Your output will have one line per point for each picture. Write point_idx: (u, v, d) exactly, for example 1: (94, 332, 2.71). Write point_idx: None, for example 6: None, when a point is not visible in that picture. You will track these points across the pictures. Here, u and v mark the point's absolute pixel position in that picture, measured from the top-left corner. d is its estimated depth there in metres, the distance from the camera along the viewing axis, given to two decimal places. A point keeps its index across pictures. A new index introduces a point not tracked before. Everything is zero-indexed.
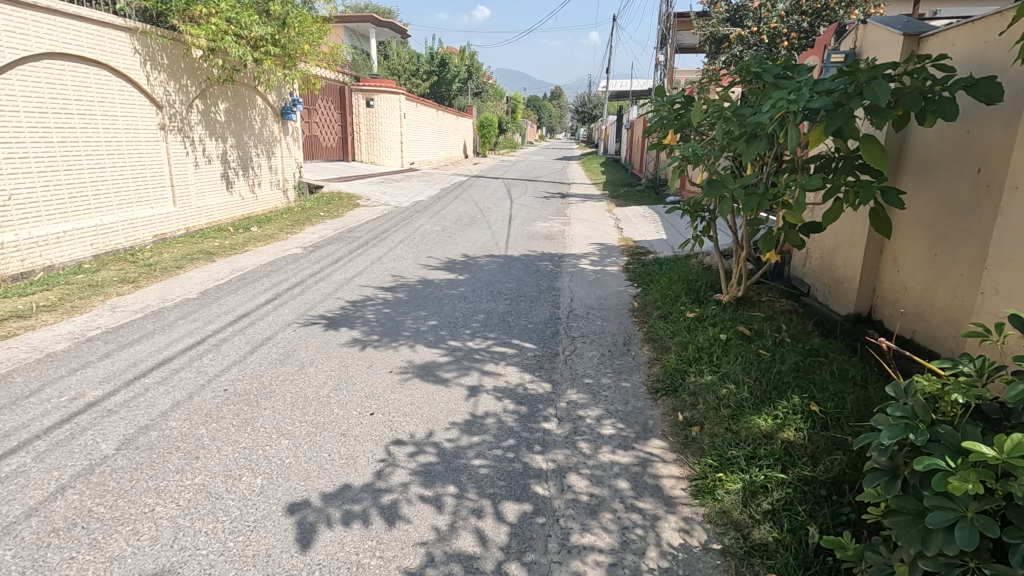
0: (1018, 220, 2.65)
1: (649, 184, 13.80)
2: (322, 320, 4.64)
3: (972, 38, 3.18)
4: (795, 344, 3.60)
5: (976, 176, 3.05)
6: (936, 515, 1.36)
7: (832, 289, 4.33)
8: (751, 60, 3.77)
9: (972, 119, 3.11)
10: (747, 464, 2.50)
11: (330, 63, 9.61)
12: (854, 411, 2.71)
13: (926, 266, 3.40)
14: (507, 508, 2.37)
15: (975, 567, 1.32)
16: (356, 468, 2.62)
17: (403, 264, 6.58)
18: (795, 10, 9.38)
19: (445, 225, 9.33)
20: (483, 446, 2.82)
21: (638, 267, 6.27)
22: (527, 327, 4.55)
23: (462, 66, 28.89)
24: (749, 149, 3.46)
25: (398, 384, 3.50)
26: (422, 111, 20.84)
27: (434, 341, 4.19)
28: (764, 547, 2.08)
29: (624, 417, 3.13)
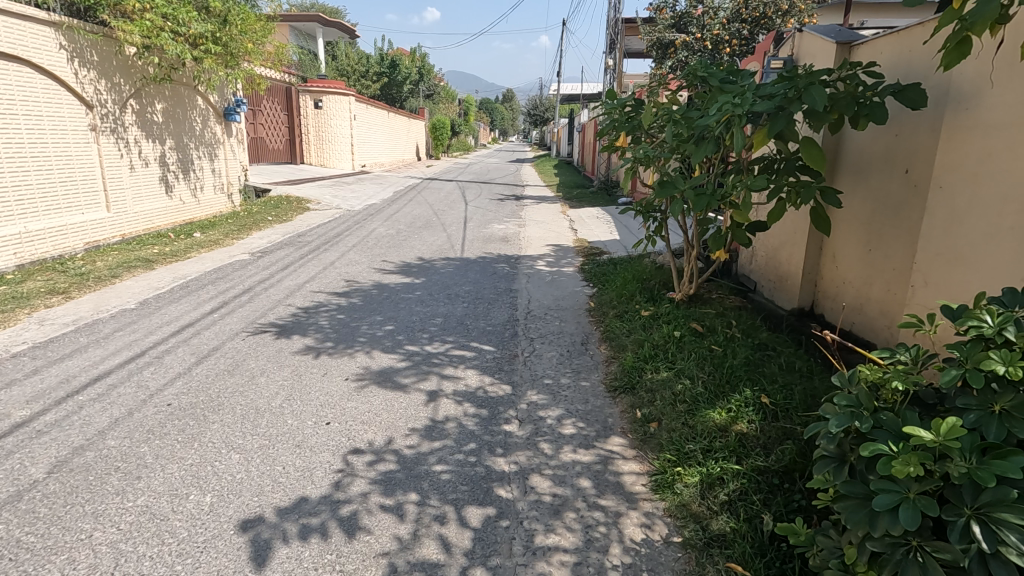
0: (943, 217, 2.83)
1: (602, 185, 14.08)
2: (273, 328, 4.47)
3: (898, 47, 3.39)
4: (745, 339, 3.73)
5: (905, 177, 3.25)
6: (881, 498, 1.43)
7: (777, 285, 4.52)
8: (698, 64, 3.88)
9: (899, 123, 3.31)
10: (704, 457, 2.57)
11: (276, 62, 9.32)
12: (801, 401, 2.83)
13: (861, 262, 3.59)
14: (470, 513, 2.35)
15: (917, 545, 1.41)
16: (312, 481, 2.53)
17: (357, 269, 6.43)
18: (736, 18, 9.83)
19: (399, 228, 9.20)
20: (444, 452, 2.78)
21: (593, 267, 6.36)
22: (485, 329, 4.54)
23: (414, 68, 28.65)
24: (698, 151, 3.56)
25: (354, 392, 3.41)
26: (373, 113, 20.48)
27: (391, 347, 4.11)
28: (722, 537, 2.14)
29: (584, 416, 3.16)
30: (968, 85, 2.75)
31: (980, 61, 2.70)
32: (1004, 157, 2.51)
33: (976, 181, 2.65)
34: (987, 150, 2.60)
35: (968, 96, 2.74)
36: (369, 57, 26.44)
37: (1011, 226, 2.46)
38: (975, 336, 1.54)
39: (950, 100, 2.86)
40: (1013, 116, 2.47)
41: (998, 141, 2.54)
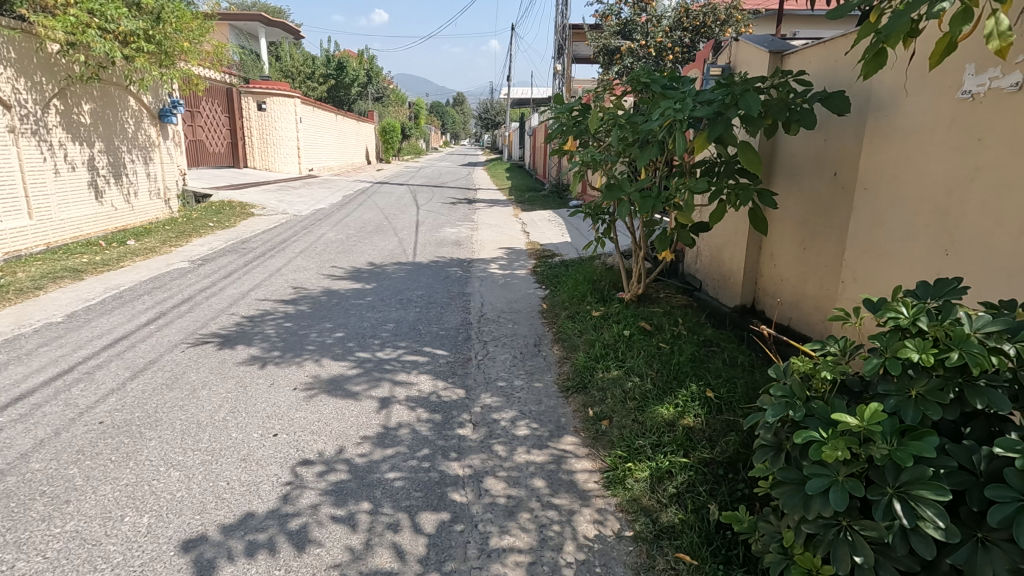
0: (869, 216, 3.02)
1: (553, 188, 14.27)
2: (216, 339, 4.29)
3: (824, 57, 3.59)
4: (690, 335, 3.86)
5: (834, 178, 3.44)
6: (814, 482, 1.51)
7: (721, 284, 4.70)
8: (641, 70, 3.99)
9: (828, 128, 3.51)
10: (653, 452, 2.64)
11: (215, 62, 8.97)
12: (743, 394, 2.96)
13: (797, 260, 3.79)
14: (424, 519, 2.33)
15: (847, 525, 1.51)
16: (259, 495, 2.44)
17: (305, 276, 6.26)
18: (677, 26, 10.19)
19: (349, 233, 9.02)
20: (397, 458, 2.75)
21: (545, 269, 6.44)
22: (438, 333, 4.51)
23: (362, 71, 28.23)
24: (643, 155, 3.67)
25: (303, 401, 3.32)
26: (320, 116, 20.03)
27: (341, 354, 4.03)
28: (671, 529, 2.20)
29: (538, 417, 3.19)
30: (886, 92, 2.95)
31: (896, 70, 2.90)
32: (920, 159, 2.70)
33: (896, 181, 2.84)
34: (906, 153, 2.79)
35: (886, 103, 2.94)
36: (315, 59, 25.84)
37: (927, 224, 2.65)
38: (893, 327, 1.65)
39: (871, 107, 3.05)
40: (927, 122, 2.66)
41: (914, 144, 2.73)
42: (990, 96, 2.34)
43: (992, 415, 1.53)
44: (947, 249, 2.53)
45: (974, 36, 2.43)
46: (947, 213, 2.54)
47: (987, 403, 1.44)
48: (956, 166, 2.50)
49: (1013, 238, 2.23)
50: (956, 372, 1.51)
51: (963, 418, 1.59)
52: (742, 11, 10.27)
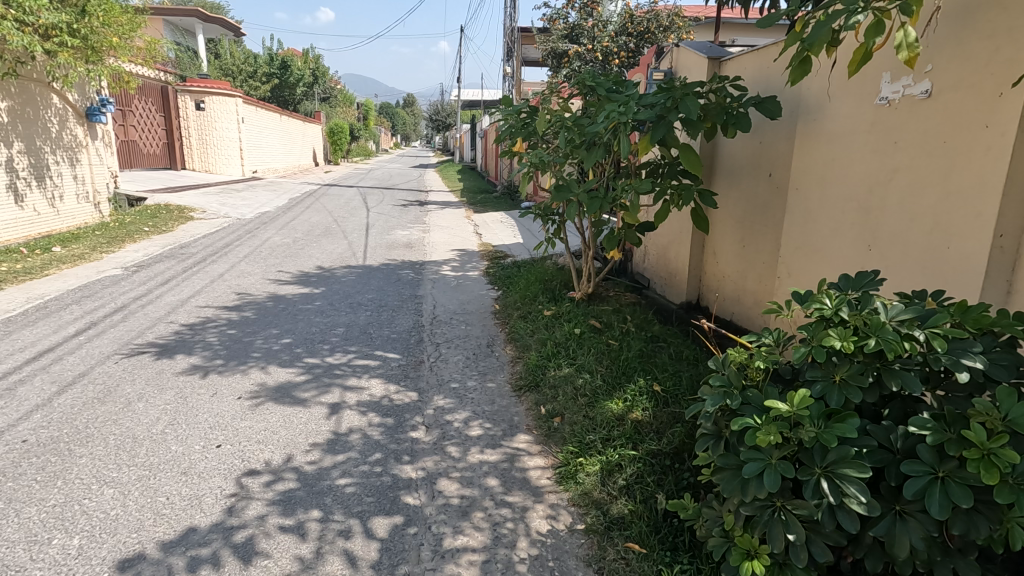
0: (802, 215, 3.19)
1: (505, 190, 14.33)
2: (153, 348, 4.09)
3: (757, 64, 3.78)
4: (638, 332, 3.97)
5: (769, 179, 3.62)
6: (750, 466, 1.60)
7: (667, 281, 4.86)
8: (586, 73, 4.06)
9: (762, 132, 3.69)
10: (603, 446, 2.70)
11: (148, 58, 8.53)
12: (687, 387, 3.08)
13: (738, 257, 3.96)
14: (377, 524, 2.30)
15: (781, 505, 1.60)
16: (201, 509, 2.35)
17: (249, 281, 6.05)
18: (623, 31, 10.44)
19: (295, 237, 8.77)
20: (348, 464, 2.70)
21: (498, 270, 6.48)
22: (390, 337, 4.46)
23: (308, 70, 27.53)
24: (589, 156, 3.75)
25: (248, 410, 3.21)
26: (264, 116, 19.39)
27: (289, 360, 3.92)
28: (621, 520, 2.26)
29: (491, 417, 3.21)
30: (813, 98, 3.13)
31: (822, 78, 3.08)
32: (844, 161, 2.87)
33: (824, 182, 3.02)
34: (832, 155, 2.96)
35: (814, 108, 3.12)
36: (257, 57, 24.98)
37: (852, 221, 2.82)
38: (818, 317, 1.75)
39: (801, 111, 3.23)
40: (850, 126, 2.84)
41: (839, 147, 2.92)
42: (904, 102, 2.51)
43: (908, 396, 1.66)
44: (870, 245, 2.70)
45: (887, 47, 2.62)
46: (869, 212, 2.71)
47: (902, 385, 1.56)
48: (876, 167, 2.67)
49: (927, 234, 2.40)
50: (874, 358, 1.63)
51: (882, 400, 1.71)
52: (683, 18, 10.65)
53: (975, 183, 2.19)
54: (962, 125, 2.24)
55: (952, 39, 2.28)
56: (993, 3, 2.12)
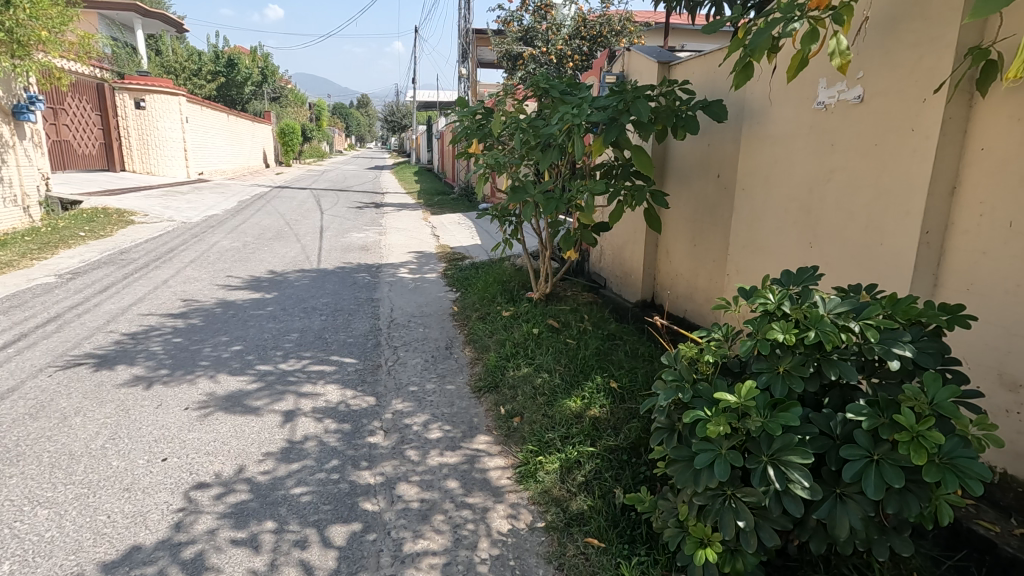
0: (748, 215, 3.32)
1: (462, 191, 14.30)
2: (91, 360, 3.88)
3: (704, 68, 3.91)
4: (595, 330, 4.04)
5: (717, 180, 3.75)
6: (701, 456, 1.66)
7: (622, 280, 4.95)
8: (540, 75, 4.10)
9: (710, 134, 3.82)
10: (562, 444, 2.74)
11: (82, 54, 8.08)
12: (643, 383, 3.16)
13: (689, 255, 4.07)
14: (334, 532, 2.25)
15: (731, 494, 1.66)
16: (146, 526, 2.24)
17: (196, 287, 5.82)
18: (576, 35, 10.61)
19: (245, 240, 8.47)
20: (303, 473, 2.63)
21: (456, 272, 6.45)
22: (346, 341, 4.38)
23: (256, 69, 26.68)
24: (544, 157, 3.79)
25: (196, 421, 3.08)
26: (210, 115, 18.67)
27: (239, 368, 3.79)
28: (580, 516, 2.29)
29: (450, 419, 3.19)
30: (757, 102, 3.26)
31: (764, 83, 3.22)
32: (786, 163, 3.01)
33: (768, 183, 3.15)
34: (776, 157, 3.10)
35: (758, 111, 3.25)
36: (201, 54, 24.02)
37: (795, 219, 2.95)
38: (763, 312, 1.83)
39: (746, 114, 3.36)
40: (791, 129, 2.97)
41: (781, 149, 3.05)
42: (840, 106, 2.65)
43: (845, 385, 1.75)
44: (811, 242, 2.84)
45: (822, 54, 2.76)
46: (810, 211, 2.84)
47: (840, 374, 1.65)
48: (816, 167, 2.80)
49: (862, 230, 2.53)
50: (814, 349, 1.71)
51: (823, 390, 1.80)
52: (634, 23, 10.87)
53: (902, 183, 2.32)
54: (891, 128, 2.38)
55: (881, 46, 2.42)
56: (915, 14, 2.27)
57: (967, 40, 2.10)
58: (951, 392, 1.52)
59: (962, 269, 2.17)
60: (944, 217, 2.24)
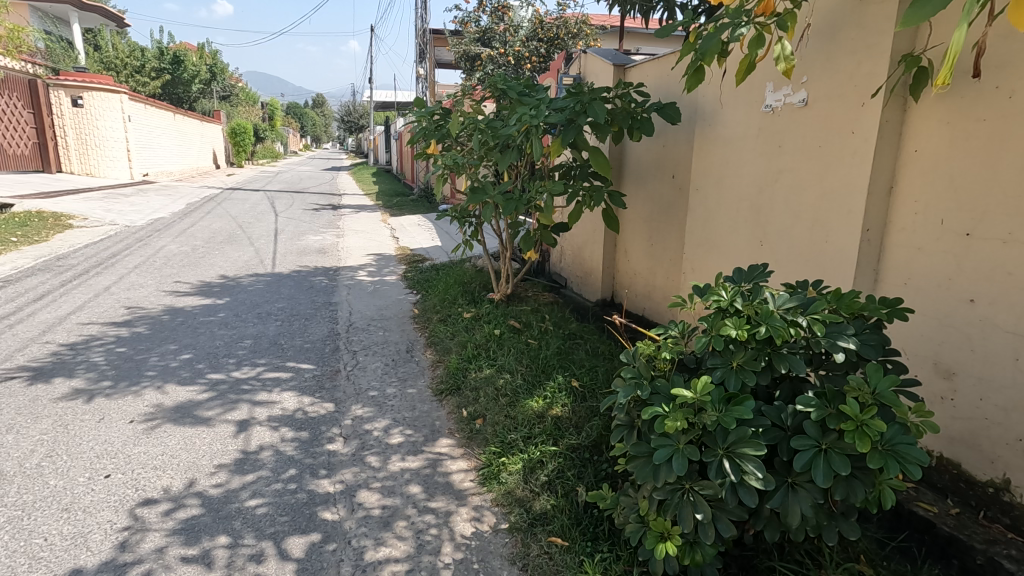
0: (702, 215, 3.41)
1: (422, 193, 14.18)
2: (25, 373, 3.64)
3: (658, 71, 4.00)
4: (556, 330, 4.07)
5: (672, 181, 3.83)
6: (659, 452, 1.69)
7: (582, 280, 5.01)
8: (498, 76, 4.09)
9: (664, 136, 3.91)
10: (525, 444, 2.74)
11: (12, 48, 7.59)
12: (603, 381, 3.20)
13: (646, 255, 4.15)
14: (292, 544, 2.18)
15: (689, 487, 1.70)
16: (87, 547, 2.12)
17: (141, 293, 5.55)
18: (533, 37, 10.68)
19: (194, 244, 8.15)
20: (259, 484, 2.55)
21: (416, 274, 6.38)
22: (303, 347, 4.26)
23: (204, 67, 25.69)
24: (503, 158, 3.81)
25: (142, 435, 2.93)
26: (155, 114, 17.88)
27: (189, 377, 3.63)
28: (544, 515, 2.30)
29: (412, 423, 3.15)
30: (709, 105, 3.36)
31: (715, 87, 3.32)
32: (737, 165, 3.11)
33: (721, 184, 3.24)
34: (727, 159, 3.19)
35: (709, 114, 3.35)
36: (144, 50, 22.97)
37: (746, 219, 3.05)
38: (716, 308, 1.88)
39: (698, 116, 3.45)
40: (740, 131, 3.07)
41: (732, 150, 3.14)
42: (786, 109, 2.75)
43: (794, 377, 1.81)
44: (762, 241, 2.93)
45: (768, 59, 2.86)
46: (759, 210, 2.94)
47: (789, 367, 1.71)
48: (765, 168, 2.90)
49: (808, 229, 2.64)
50: (765, 343, 1.77)
51: (774, 382, 1.86)
52: (590, 25, 11.02)
53: (844, 183, 2.43)
54: (833, 131, 2.48)
55: (823, 53, 2.53)
56: (853, 22, 2.38)
57: (900, 47, 2.22)
58: (892, 382, 1.59)
59: (900, 265, 2.28)
60: (883, 215, 2.35)
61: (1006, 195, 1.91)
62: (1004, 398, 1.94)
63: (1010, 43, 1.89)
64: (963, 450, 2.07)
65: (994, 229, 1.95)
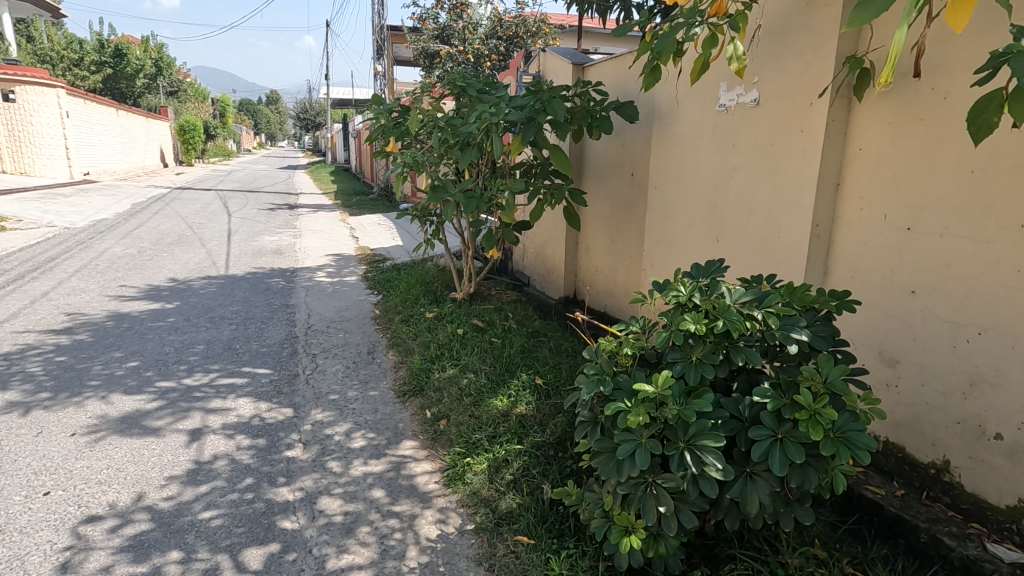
0: (661, 212, 3.47)
1: (382, 192, 13.96)
2: None
3: (616, 70, 4.04)
4: (519, 328, 4.07)
5: (632, 179, 3.89)
6: (622, 448, 1.71)
7: (545, 277, 5.02)
8: (456, 73, 4.05)
9: (623, 135, 3.96)
10: (490, 444, 2.73)
11: None
12: (566, 378, 3.21)
13: (608, 252, 4.20)
14: (250, 555, 2.11)
15: (652, 481, 1.72)
16: (24, 571, 1.99)
17: (82, 299, 5.26)
18: (493, 35, 10.65)
19: (141, 247, 7.78)
20: (213, 495, 2.45)
21: (377, 274, 6.27)
22: (259, 351, 4.13)
23: (149, 61, 24.57)
24: (463, 156, 3.77)
25: (85, 448, 2.77)
26: (96, 111, 16.99)
27: (136, 386, 3.46)
28: (509, 514, 2.29)
29: (374, 426, 3.09)
30: (665, 104, 3.41)
31: (671, 86, 3.38)
32: (693, 162, 3.17)
33: (678, 181, 3.31)
34: (684, 157, 3.25)
35: (666, 113, 3.40)
36: (83, 43, 21.80)
37: (703, 215, 3.11)
38: (676, 303, 1.90)
39: (655, 115, 3.51)
40: (696, 130, 3.14)
41: (689, 148, 3.20)
42: (738, 109, 2.83)
43: (750, 369, 1.86)
44: (718, 237, 3.00)
45: (721, 60, 2.93)
46: (715, 207, 3.01)
47: (746, 359, 1.76)
48: (720, 167, 2.97)
49: (761, 225, 2.71)
50: (722, 337, 1.81)
51: (731, 375, 1.91)
52: (549, 24, 11.07)
53: (795, 180, 2.50)
54: (783, 130, 2.56)
55: (772, 54, 2.61)
56: (800, 24, 2.46)
57: (844, 49, 2.31)
58: (842, 371, 1.66)
59: (847, 259, 2.38)
60: (831, 211, 2.44)
61: (943, 192, 2.01)
62: (943, 384, 2.05)
63: (946, 45, 1.98)
64: (906, 434, 2.17)
65: (933, 223, 2.05)
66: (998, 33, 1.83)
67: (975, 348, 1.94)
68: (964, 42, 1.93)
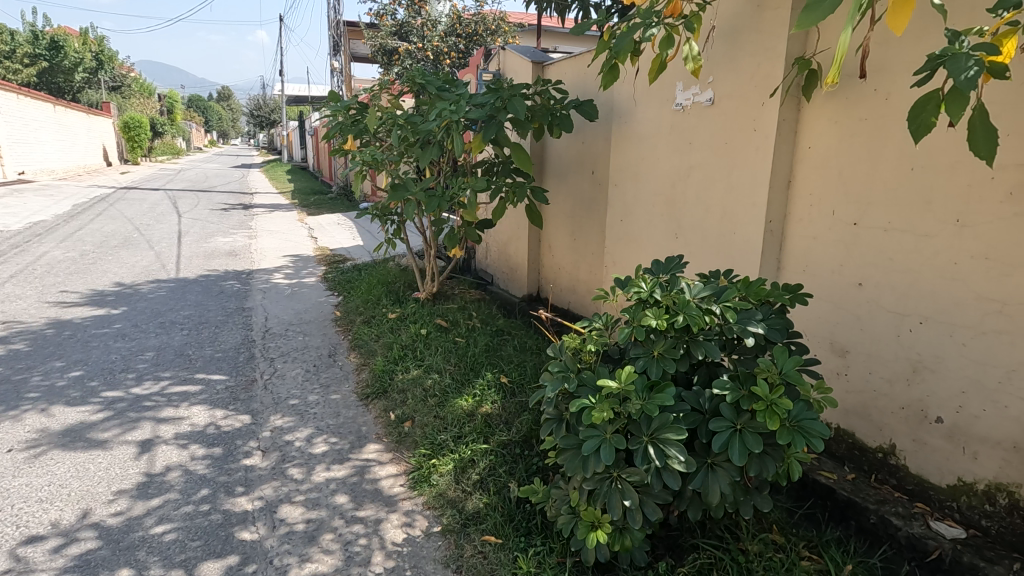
0: (621, 209, 3.52)
1: (341, 191, 13.67)
2: None
3: (575, 68, 4.07)
4: (483, 327, 4.05)
5: (592, 177, 3.92)
6: (588, 444, 1.72)
7: (508, 276, 5.02)
8: (415, 71, 4.00)
9: (583, 133, 3.99)
10: (455, 444, 2.70)
11: None
12: (531, 376, 3.22)
13: (570, 249, 4.23)
14: (206, 570, 2.02)
15: (617, 475, 1.74)
16: None
17: (19, 306, 4.95)
18: (452, 32, 10.55)
19: (84, 250, 7.38)
20: (167, 508, 2.34)
21: (337, 275, 6.14)
22: (214, 356, 3.98)
23: (88, 54, 23.31)
24: (424, 155, 3.72)
25: (23, 465, 2.61)
26: (30, 106, 16.03)
27: (80, 397, 3.28)
28: (476, 515, 2.28)
29: (337, 430, 3.02)
30: (624, 103, 3.46)
31: (629, 85, 3.42)
32: (652, 160, 3.22)
33: (637, 179, 3.36)
34: (643, 155, 3.30)
35: (625, 112, 3.45)
36: (14, 34, 20.50)
37: (662, 211, 3.16)
38: (637, 300, 1.93)
39: (615, 113, 3.55)
40: (655, 128, 3.19)
41: (648, 146, 3.25)
42: (694, 108, 2.89)
43: (709, 362, 1.91)
44: (676, 233, 3.06)
45: (677, 60, 2.98)
46: (674, 203, 3.07)
47: (705, 353, 1.79)
48: (677, 165, 3.03)
49: (717, 221, 2.78)
50: (682, 332, 1.84)
51: (692, 368, 1.95)
52: (509, 23, 11.06)
53: (748, 178, 2.58)
54: (737, 129, 2.63)
55: (726, 54, 2.67)
56: (752, 25, 2.53)
57: (793, 51, 2.39)
58: (796, 362, 1.71)
59: (799, 254, 2.46)
60: (783, 208, 2.52)
61: (886, 187, 2.10)
62: (888, 371, 2.15)
63: (888, 47, 2.07)
64: (855, 420, 2.27)
65: (877, 219, 2.14)
66: (934, 35, 1.93)
67: (917, 336, 2.04)
68: (904, 45, 2.02)
